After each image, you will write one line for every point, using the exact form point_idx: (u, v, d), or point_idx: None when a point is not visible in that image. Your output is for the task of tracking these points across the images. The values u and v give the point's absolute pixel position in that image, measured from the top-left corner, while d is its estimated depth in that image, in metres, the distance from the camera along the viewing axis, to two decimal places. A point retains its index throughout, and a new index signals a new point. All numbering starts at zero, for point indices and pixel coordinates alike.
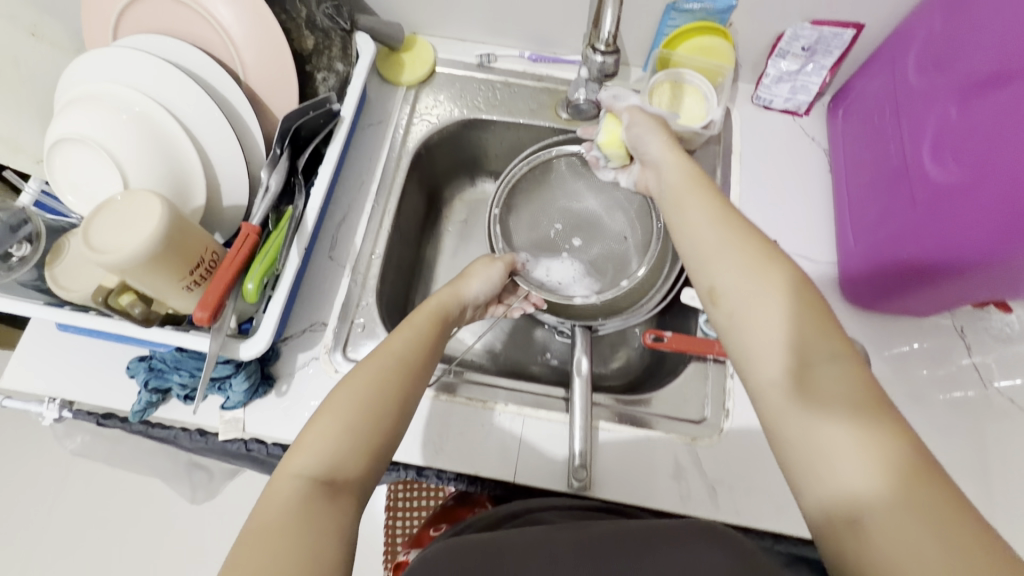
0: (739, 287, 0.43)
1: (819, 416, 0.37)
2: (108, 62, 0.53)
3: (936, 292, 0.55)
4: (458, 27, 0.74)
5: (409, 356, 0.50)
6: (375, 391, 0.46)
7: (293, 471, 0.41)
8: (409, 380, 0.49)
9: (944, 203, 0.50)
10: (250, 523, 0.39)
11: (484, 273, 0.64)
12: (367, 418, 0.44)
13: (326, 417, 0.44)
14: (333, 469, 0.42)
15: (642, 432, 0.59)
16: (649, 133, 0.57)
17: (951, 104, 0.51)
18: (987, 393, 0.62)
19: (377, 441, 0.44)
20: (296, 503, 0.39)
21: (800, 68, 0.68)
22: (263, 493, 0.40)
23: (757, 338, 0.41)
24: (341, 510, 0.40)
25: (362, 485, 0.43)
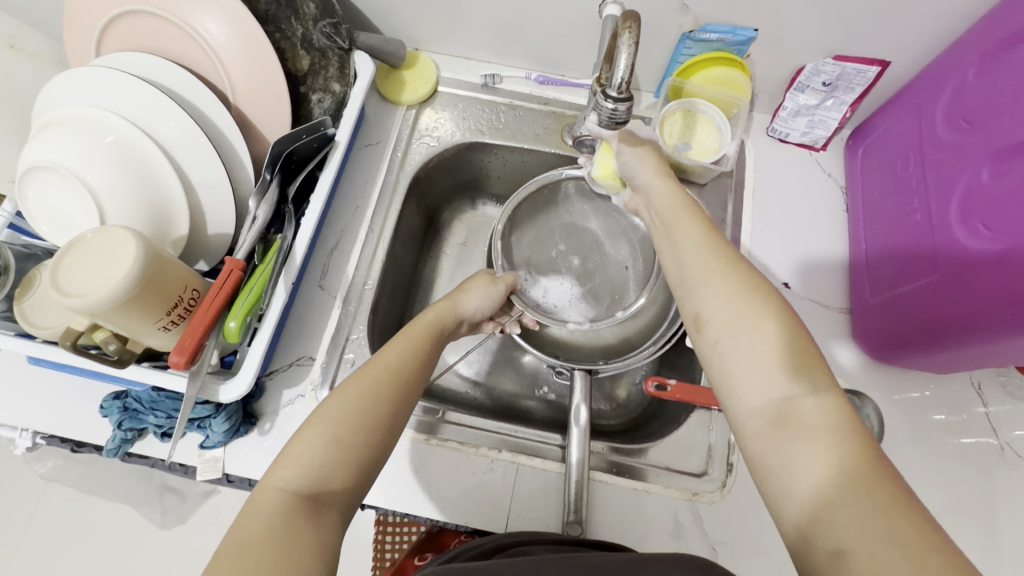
0: (722, 316, 0.40)
1: (795, 447, 0.34)
2: (87, 81, 0.50)
3: (956, 354, 0.52)
4: (462, 45, 0.71)
5: (403, 369, 0.48)
6: (362, 400, 0.44)
7: (277, 484, 0.39)
8: (400, 396, 0.46)
9: (972, 268, 0.47)
10: (229, 538, 0.36)
11: (484, 290, 0.61)
12: (356, 430, 0.42)
13: (315, 424, 0.42)
14: (318, 484, 0.39)
15: (641, 486, 0.56)
16: (641, 160, 0.53)
17: (983, 166, 0.48)
18: (1006, 454, 0.59)
19: (368, 460, 0.42)
20: (279, 518, 0.37)
21: (820, 103, 0.65)
22: (243, 509, 0.38)
23: (737, 367, 0.38)
24: (326, 530, 0.38)
25: (348, 501, 0.41)
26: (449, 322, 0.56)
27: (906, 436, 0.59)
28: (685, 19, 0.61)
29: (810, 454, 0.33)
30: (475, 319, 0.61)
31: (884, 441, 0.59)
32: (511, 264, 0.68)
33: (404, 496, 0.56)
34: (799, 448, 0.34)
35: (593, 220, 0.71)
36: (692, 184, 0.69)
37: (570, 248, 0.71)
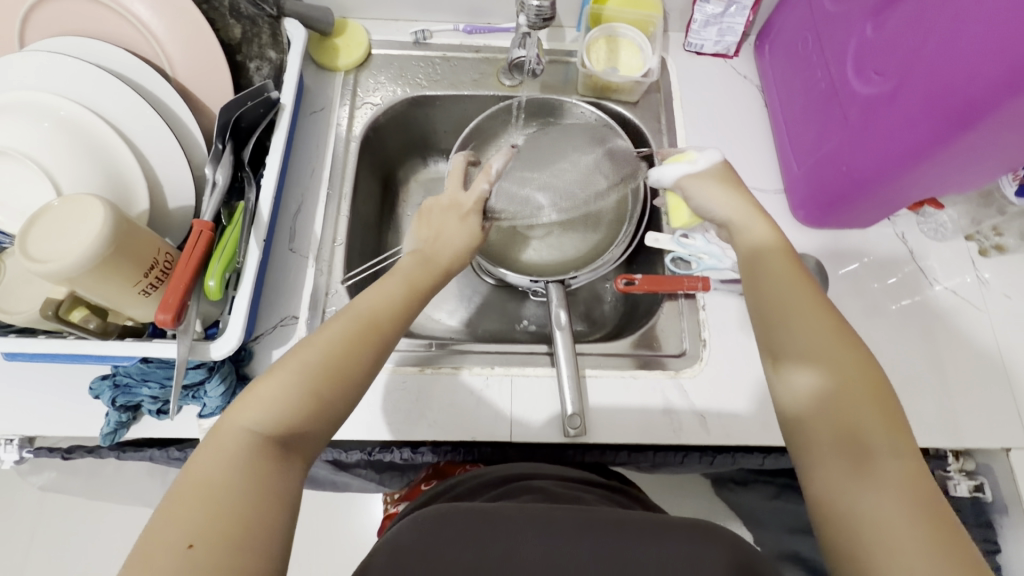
0: (810, 359, 0.42)
1: (876, 490, 0.36)
2: (17, 68, 0.50)
3: (876, 197, 0.59)
4: (388, 7, 0.74)
5: (382, 314, 0.48)
6: (339, 344, 0.44)
7: (242, 424, 0.39)
8: (373, 343, 0.46)
9: (873, 114, 0.54)
10: (190, 469, 0.37)
11: (462, 227, 0.58)
12: (330, 378, 0.42)
13: (285, 370, 0.42)
14: (283, 427, 0.40)
15: (627, 373, 0.60)
16: (711, 199, 0.53)
17: (866, 23, 0.54)
18: (934, 290, 0.67)
19: (336, 403, 0.43)
20: (243, 459, 0.38)
21: (724, 11, 0.70)
22: (204, 441, 0.39)
23: (823, 412, 0.40)
24: (290, 471, 0.39)
25: (314, 443, 0.42)
26: (444, 261, 0.55)
27: (848, 289, 0.66)
28: None
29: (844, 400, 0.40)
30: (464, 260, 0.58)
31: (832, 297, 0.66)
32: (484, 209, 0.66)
33: (411, 428, 0.58)
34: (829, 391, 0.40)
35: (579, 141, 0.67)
36: (625, 102, 0.74)
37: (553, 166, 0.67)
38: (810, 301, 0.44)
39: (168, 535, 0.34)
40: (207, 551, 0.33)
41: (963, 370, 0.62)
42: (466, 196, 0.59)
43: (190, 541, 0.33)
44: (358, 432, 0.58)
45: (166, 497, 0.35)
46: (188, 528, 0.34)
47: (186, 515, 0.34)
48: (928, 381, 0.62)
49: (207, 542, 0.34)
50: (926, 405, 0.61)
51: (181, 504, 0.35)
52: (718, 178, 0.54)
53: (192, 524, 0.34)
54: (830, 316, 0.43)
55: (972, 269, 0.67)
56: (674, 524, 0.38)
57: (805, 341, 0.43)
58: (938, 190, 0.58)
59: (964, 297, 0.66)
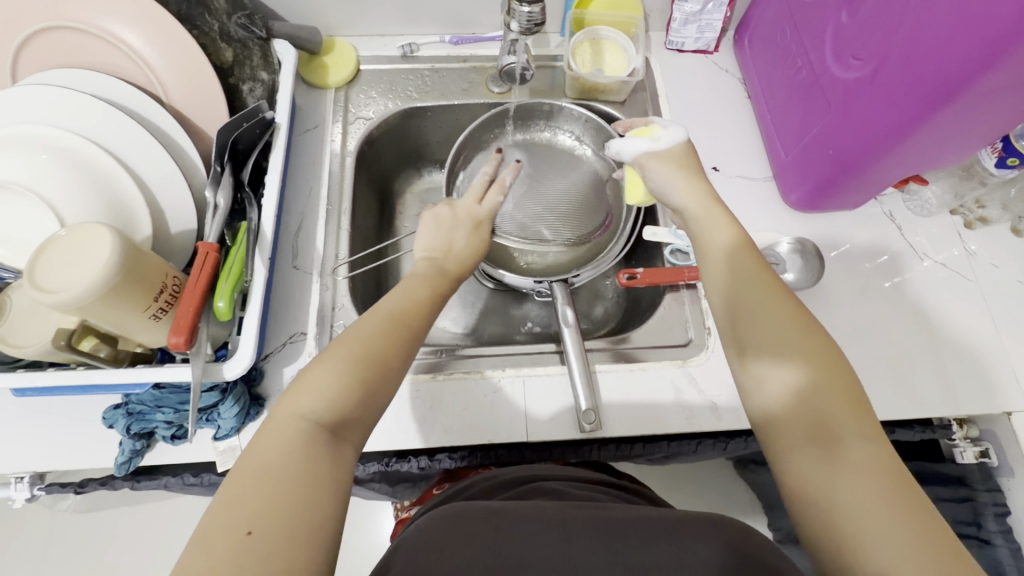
0: (768, 348, 0.43)
1: (842, 470, 0.37)
2: (13, 103, 0.50)
3: (864, 176, 0.61)
4: (374, 23, 0.75)
5: (414, 312, 0.49)
6: (380, 340, 0.45)
7: (298, 412, 0.40)
8: (409, 341, 0.47)
9: (856, 95, 0.55)
10: (246, 457, 0.38)
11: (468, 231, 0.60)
12: (375, 369, 0.43)
13: (334, 360, 0.43)
14: (339, 416, 0.41)
15: (636, 366, 0.61)
16: (670, 181, 0.55)
17: (842, 9, 0.56)
18: (925, 264, 0.68)
19: (383, 395, 0.44)
20: (298, 447, 0.38)
21: (702, 9, 0.72)
22: (263, 426, 0.39)
23: (785, 398, 0.41)
24: (342, 461, 0.40)
25: (361, 435, 0.42)
26: (464, 260, 0.57)
27: (842, 269, 0.68)
28: None
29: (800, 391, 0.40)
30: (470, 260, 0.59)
31: (828, 278, 0.67)
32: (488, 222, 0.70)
33: (426, 435, 0.59)
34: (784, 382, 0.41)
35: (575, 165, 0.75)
36: (612, 102, 0.75)
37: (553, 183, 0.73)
38: (770, 294, 0.45)
39: (227, 524, 0.34)
40: (266, 538, 0.34)
41: (958, 340, 0.64)
42: (481, 209, 0.63)
43: (249, 528, 0.34)
44: (375, 443, 0.58)
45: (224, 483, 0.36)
46: (247, 516, 0.34)
47: (246, 500, 0.35)
48: (925, 353, 0.63)
49: (266, 529, 0.34)
50: (927, 376, 0.62)
51: (240, 493, 0.35)
52: (683, 169, 0.56)
53: (253, 512, 0.35)
54: (790, 308, 0.44)
55: (960, 241, 0.69)
56: (680, 521, 0.39)
57: (762, 325, 0.44)
58: (922, 166, 0.59)
59: (955, 269, 0.68)
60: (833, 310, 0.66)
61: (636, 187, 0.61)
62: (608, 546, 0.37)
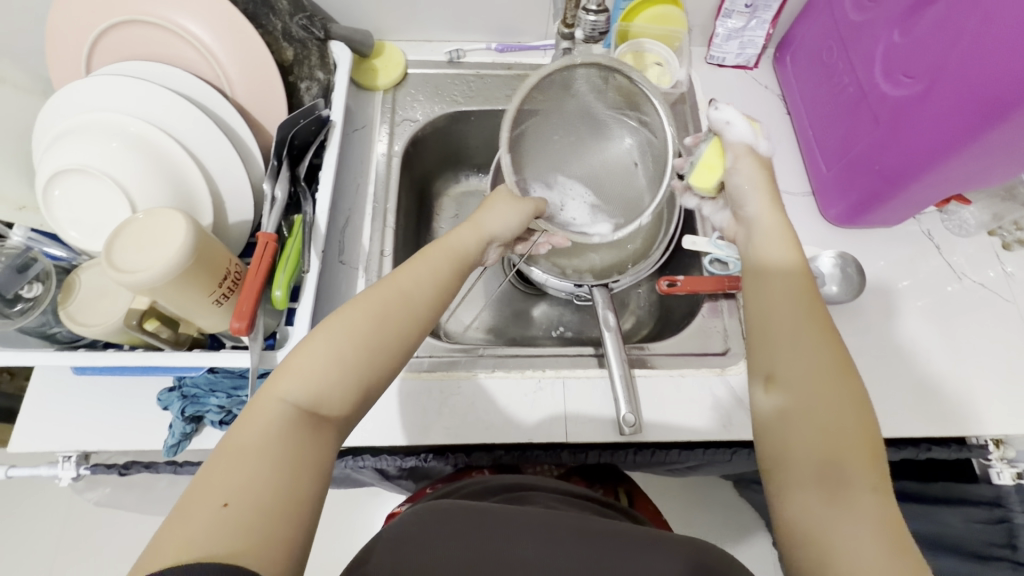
0: (796, 373, 0.41)
1: (840, 508, 0.36)
2: (87, 91, 0.51)
3: (905, 195, 0.61)
4: (423, 28, 0.77)
5: (419, 297, 0.47)
6: (377, 327, 0.43)
7: (278, 395, 0.39)
8: (410, 326, 0.45)
9: (904, 113, 0.56)
10: (229, 436, 0.38)
11: (510, 207, 0.58)
12: (365, 358, 0.42)
13: (323, 339, 0.41)
14: (320, 402, 0.40)
15: (675, 372, 0.62)
16: (750, 188, 0.51)
17: (894, 30, 0.57)
18: (962, 283, 0.69)
19: (372, 380, 0.43)
20: (277, 430, 0.38)
21: (745, 25, 0.75)
22: (244, 408, 0.39)
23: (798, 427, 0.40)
24: (323, 443, 0.39)
25: (345, 420, 0.41)
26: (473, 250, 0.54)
27: (879, 285, 0.68)
28: None
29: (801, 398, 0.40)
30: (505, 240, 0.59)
31: (866, 293, 0.68)
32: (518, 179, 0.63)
33: (465, 432, 0.59)
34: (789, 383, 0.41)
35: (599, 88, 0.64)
36: None
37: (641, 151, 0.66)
38: (798, 304, 0.44)
39: (202, 497, 0.34)
40: (241, 514, 0.34)
41: (995, 359, 0.64)
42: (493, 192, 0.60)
43: (224, 502, 0.34)
44: (415, 438, 0.58)
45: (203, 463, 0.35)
46: (221, 493, 0.34)
47: (225, 475, 0.35)
48: (960, 370, 0.64)
49: (240, 503, 0.34)
50: (967, 396, 0.62)
51: (217, 469, 0.35)
52: (766, 175, 0.52)
53: (227, 488, 0.34)
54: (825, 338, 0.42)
55: (997, 262, 0.70)
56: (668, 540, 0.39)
57: (794, 348, 0.42)
58: (963, 189, 0.60)
59: (992, 290, 0.68)
60: (871, 325, 0.66)
61: (705, 172, 0.54)
62: (591, 561, 0.38)
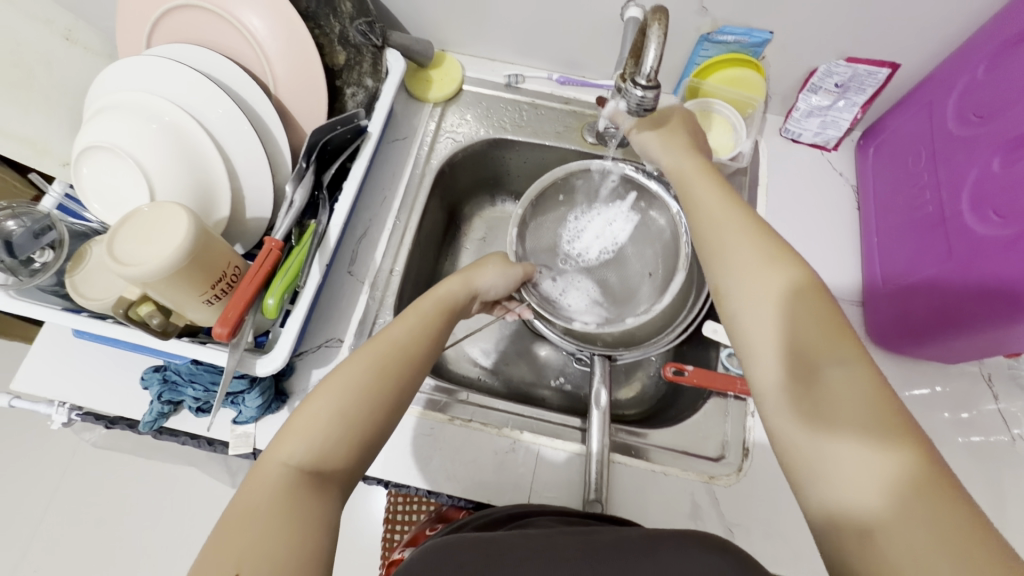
0: (750, 306, 0.43)
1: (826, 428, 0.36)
2: (138, 69, 0.53)
3: (969, 340, 0.53)
4: (489, 47, 0.74)
5: (411, 346, 0.48)
6: (371, 377, 0.44)
7: (280, 458, 0.40)
8: (401, 376, 0.46)
9: (986, 255, 0.49)
10: (231, 511, 0.37)
11: (500, 270, 0.62)
12: (359, 407, 0.43)
13: (318, 400, 0.42)
14: (320, 460, 0.40)
15: (656, 467, 0.58)
16: (668, 144, 0.56)
17: (994, 157, 0.50)
18: (1014, 442, 0.60)
19: (371, 434, 0.43)
20: (281, 490, 0.38)
21: (832, 104, 0.68)
22: (244, 481, 0.39)
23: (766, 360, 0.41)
24: (329, 501, 0.39)
25: (348, 477, 0.42)
26: (460, 297, 0.57)
27: (917, 426, 0.60)
28: (703, 22, 0.64)
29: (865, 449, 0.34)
30: (486, 297, 0.62)
31: None
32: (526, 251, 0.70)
33: (427, 476, 0.58)
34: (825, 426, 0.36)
35: (627, 203, 0.72)
36: None
37: (656, 263, 0.69)
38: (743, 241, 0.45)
39: (214, 566, 0.34)
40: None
41: None
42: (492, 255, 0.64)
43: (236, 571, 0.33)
44: (375, 471, 0.57)
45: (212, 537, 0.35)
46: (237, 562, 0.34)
47: (232, 546, 0.34)
48: None
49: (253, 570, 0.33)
50: None
51: (221, 545, 0.35)
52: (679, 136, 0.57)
53: (238, 551, 0.34)
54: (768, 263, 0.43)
55: None
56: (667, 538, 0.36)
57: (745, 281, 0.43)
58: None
59: None
60: None
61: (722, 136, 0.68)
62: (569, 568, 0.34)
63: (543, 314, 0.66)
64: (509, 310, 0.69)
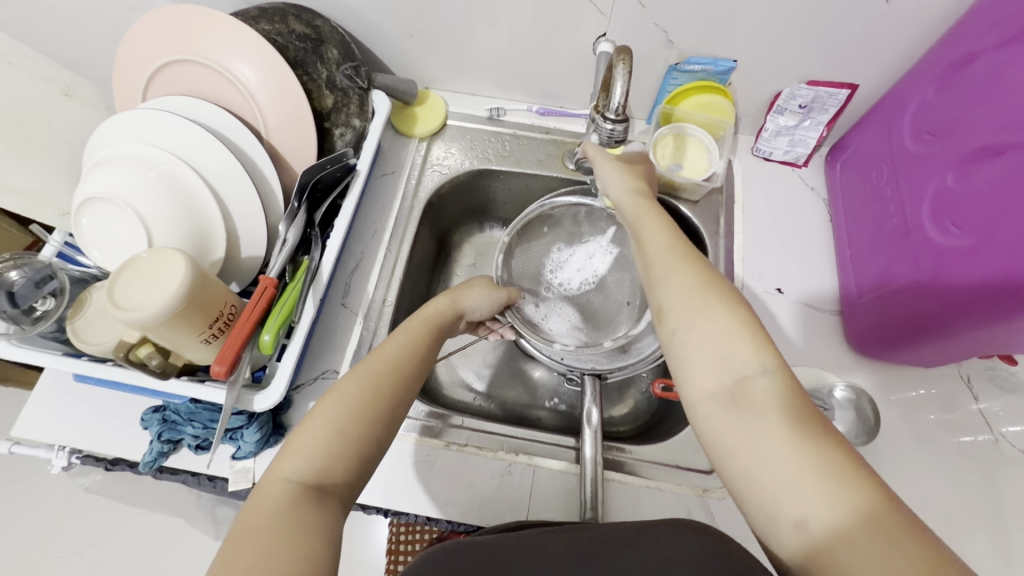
0: (681, 311, 0.44)
1: (755, 428, 0.38)
2: (135, 121, 0.56)
3: (941, 346, 0.56)
4: (470, 83, 0.78)
5: (403, 361, 0.50)
6: (364, 393, 0.46)
7: (281, 475, 0.41)
8: (394, 393, 0.48)
9: (947, 265, 0.52)
10: (237, 527, 0.38)
11: (486, 292, 0.65)
12: (356, 422, 0.44)
13: (317, 417, 0.44)
14: (321, 474, 0.42)
15: (651, 484, 0.59)
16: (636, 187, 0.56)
17: (948, 172, 0.53)
18: (997, 442, 0.61)
19: (368, 449, 0.44)
20: (285, 506, 0.39)
21: (798, 123, 0.71)
22: (250, 499, 0.40)
23: (696, 362, 0.42)
24: (331, 514, 0.40)
25: (348, 493, 0.43)
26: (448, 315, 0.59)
27: (902, 429, 0.62)
28: (671, 53, 0.68)
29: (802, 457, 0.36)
30: (472, 317, 0.64)
31: (883, 436, 0.62)
32: (511, 275, 0.73)
33: (425, 503, 0.58)
34: (758, 443, 0.37)
35: (608, 237, 0.75)
36: (685, 201, 0.74)
37: (633, 293, 0.72)
38: (671, 255, 0.48)
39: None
40: None
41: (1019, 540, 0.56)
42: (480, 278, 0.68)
43: None
44: (375, 500, 0.58)
45: (219, 550, 0.36)
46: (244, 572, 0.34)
47: (242, 560, 0.35)
48: (976, 544, 0.56)
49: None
50: None
51: (230, 558, 0.35)
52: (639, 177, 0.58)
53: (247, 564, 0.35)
54: (694, 278, 0.46)
55: None
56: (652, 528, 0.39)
57: (674, 289, 0.46)
58: None
59: None
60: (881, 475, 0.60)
61: (696, 161, 0.71)
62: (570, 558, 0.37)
63: (525, 335, 0.67)
64: (491, 330, 0.71)
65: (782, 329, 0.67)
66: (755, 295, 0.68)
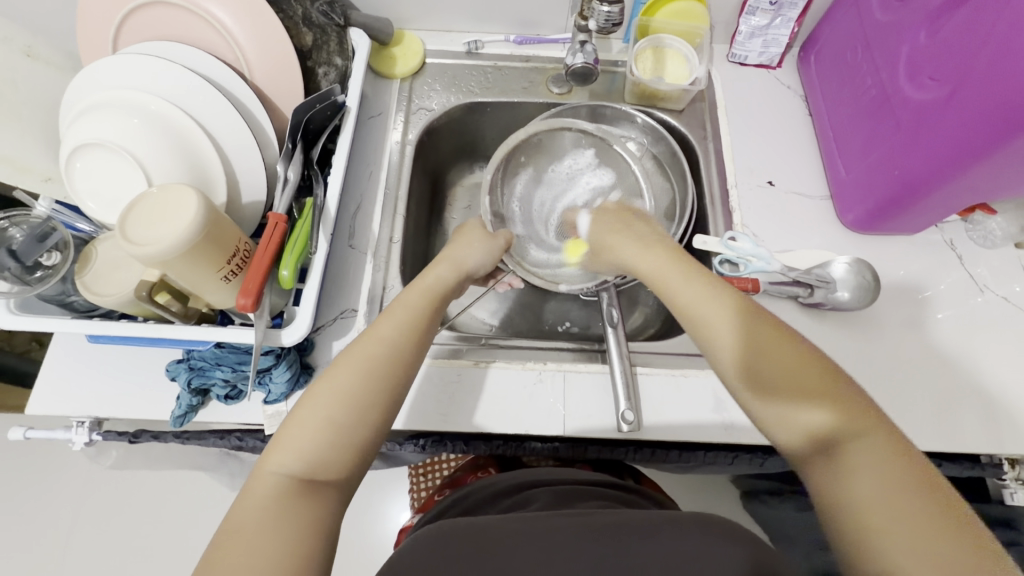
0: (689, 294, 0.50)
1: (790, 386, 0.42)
2: (114, 68, 0.54)
3: (926, 202, 0.59)
4: (444, 18, 0.77)
5: (398, 341, 0.48)
6: (355, 381, 0.45)
7: (271, 468, 0.41)
8: (389, 375, 0.46)
9: (925, 119, 0.55)
10: (228, 521, 0.39)
11: (483, 246, 0.63)
12: (347, 411, 0.43)
13: (306, 411, 0.43)
14: (314, 467, 0.42)
15: (677, 372, 0.61)
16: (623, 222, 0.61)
17: (921, 30, 0.56)
18: (985, 297, 0.66)
19: (363, 437, 0.44)
20: (274, 501, 0.39)
21: (770, 22, 0.73)
22: (241, 491, 0.40)
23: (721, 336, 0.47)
24: (324, 507, 0.40)
25: (344, 482, 0.43)
26: (450, 281, 0.58)
27: (899, 296, 0.66)
28: None
29: (810, 403, 0.41)
30: (478, 274, 0.64)
31: (882, 304, 0.65)
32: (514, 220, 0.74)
33: (462, 422, 0.59)
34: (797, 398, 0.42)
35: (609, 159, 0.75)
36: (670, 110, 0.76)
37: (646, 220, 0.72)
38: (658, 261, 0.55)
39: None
40: None
41: (1013, 378, 0.61)
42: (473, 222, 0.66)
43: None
44: (413, 424, 0.59)
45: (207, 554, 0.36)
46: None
47: (231, 558, 0.36)
48: (974, 387, 0.61)
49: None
50: (980, 419, 0.59)
51: (218, 556, 0.36)
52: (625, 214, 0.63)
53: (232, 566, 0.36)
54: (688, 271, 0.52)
55: None
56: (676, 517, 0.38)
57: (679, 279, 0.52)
58: (992, 195, 0.58)
59: (1016, 304, 0.65)
60: (885, 336, 0.63)
61: (678, 70, 0.73)
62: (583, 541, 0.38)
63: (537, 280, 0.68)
64: (499, 281, 0.72)
65: (779, 219, 0.69)
66: (749, 190, 0.71)
